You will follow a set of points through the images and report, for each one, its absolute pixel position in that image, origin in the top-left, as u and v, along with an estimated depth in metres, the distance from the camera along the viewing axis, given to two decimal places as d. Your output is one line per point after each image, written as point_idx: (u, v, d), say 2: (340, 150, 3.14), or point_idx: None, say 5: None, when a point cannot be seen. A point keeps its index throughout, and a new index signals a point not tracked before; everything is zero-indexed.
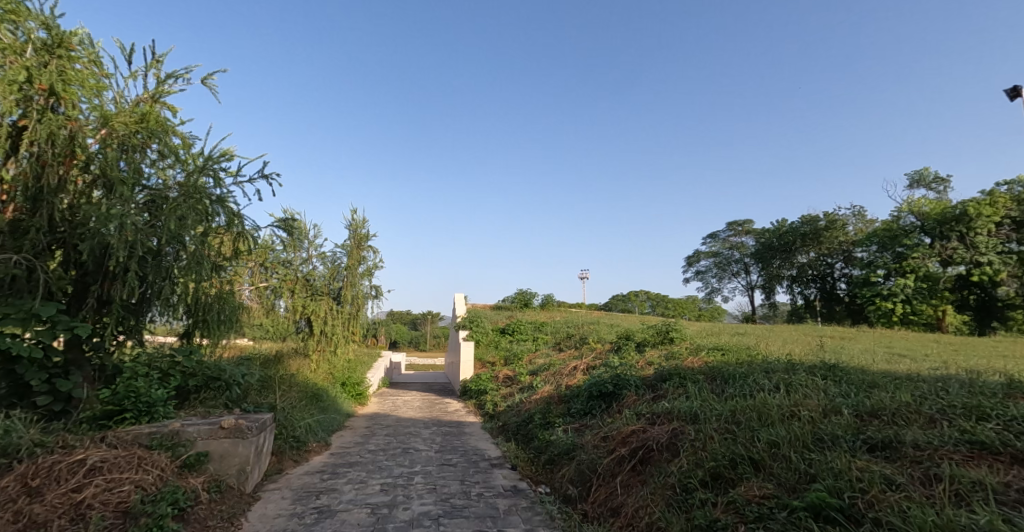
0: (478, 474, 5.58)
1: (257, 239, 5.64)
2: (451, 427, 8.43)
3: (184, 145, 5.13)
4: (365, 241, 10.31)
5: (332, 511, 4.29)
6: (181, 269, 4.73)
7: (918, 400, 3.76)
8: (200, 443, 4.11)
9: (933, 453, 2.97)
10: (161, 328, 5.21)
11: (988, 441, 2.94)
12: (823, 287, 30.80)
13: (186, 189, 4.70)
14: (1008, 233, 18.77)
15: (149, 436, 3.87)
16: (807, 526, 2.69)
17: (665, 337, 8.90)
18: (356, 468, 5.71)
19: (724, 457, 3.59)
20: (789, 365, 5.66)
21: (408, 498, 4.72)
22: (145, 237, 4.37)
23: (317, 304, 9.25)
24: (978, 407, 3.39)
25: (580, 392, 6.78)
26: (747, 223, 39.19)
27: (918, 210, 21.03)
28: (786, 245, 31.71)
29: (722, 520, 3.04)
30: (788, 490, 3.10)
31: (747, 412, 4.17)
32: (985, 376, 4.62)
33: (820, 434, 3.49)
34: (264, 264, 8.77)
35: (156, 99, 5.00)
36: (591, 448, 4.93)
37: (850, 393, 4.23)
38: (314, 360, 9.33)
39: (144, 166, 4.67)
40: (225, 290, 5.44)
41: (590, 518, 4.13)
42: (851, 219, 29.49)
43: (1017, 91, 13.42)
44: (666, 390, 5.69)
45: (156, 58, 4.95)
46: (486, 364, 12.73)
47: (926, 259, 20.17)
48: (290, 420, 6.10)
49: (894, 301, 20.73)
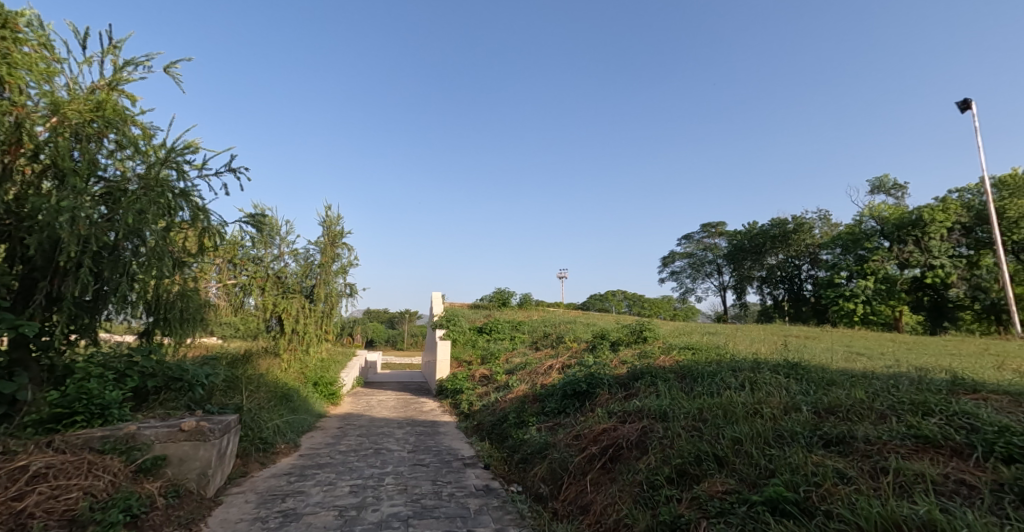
0: (450, 475, 5.55)
1: (224, 235, 5.49)
2: (425, 427, 8.34)
3: (144, 135, 4.97)
4: (340, 238, 10.15)
5: (297, 514, 4.21)
6: (140, 264, 4.54)
7: (870, 396, 3.91)
8: (157, 446, 3.96)
9: (882, 448, 3.09)
10: (118, 326, 5.07)
11: (931, 435, 3.07)
12: (791, 288, 31.76)
13: (147, 182, 4.53)
14: (958, 237, 19.73)
15: (102, 439, 3.73)
16: (764, 520, 2.76)
17: (639, 336, 9.00)
18: (326, 469, 5.62)
19: (689, 453, 3.67)
20: (754, 364, 5.78)
21: (378, 499, 4.67)
22: (100, 232, 4.21)
23: (288, 302, 9.07)
24: (923, 403, 3.54)
25: (554, 391, 6.82)
26: (720, 224, 40.02)
27: (878, 215, 21.88)
28: (757, 246, 32.48)
29: (686, 516, 3.08)
30: (749, 485, 3.18)
31: (713, 410, 4.26)
32: (935, 374, 4.80)
33: (780, 430, 3.60)
34: (233, 261, 8.61)
35: (113, 86, 4.81)
36: (563, 447, 4.96)
37: (810, 391, 4.36)
38: (285, 360, 9.12)
39: (100, 157, 4.52)
40: (189, 287, 5.29)
41: (560, 516, 4.15)
42: (817, 222, 30.23)
43: (964, 104, 14.27)
44: (638, 388, 5.76)
45: (113, 44, 4.75)
46: (462, 363, 12.68)
47: (885, 262, 20.88)
48: (257, 421, 5.96)
49: (856, 302, 21.43)
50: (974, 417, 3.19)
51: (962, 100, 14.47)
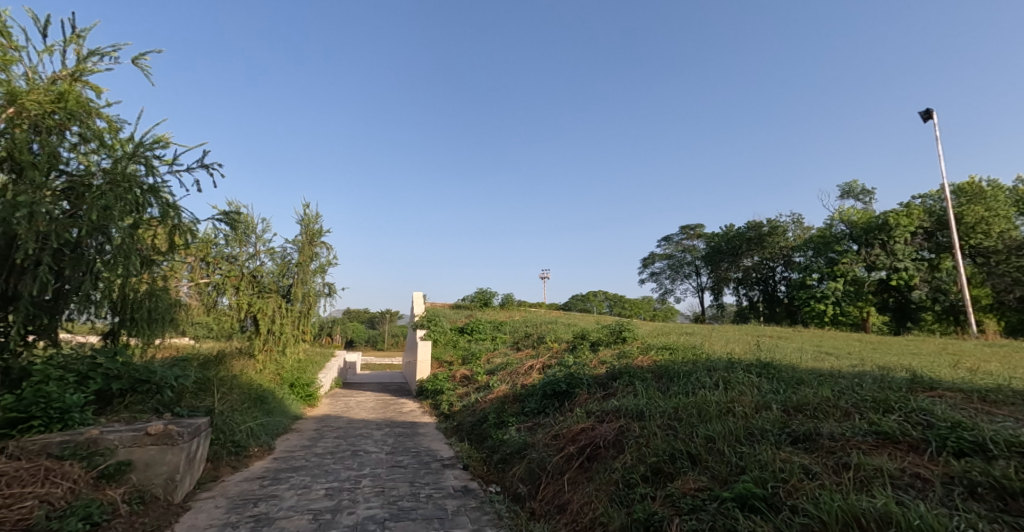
0: (428, 476, 5.51)
1: (197, 233, 5.37)
2: (404, 428, 8.30)
3: (110, 128, 4.83)
4: (318, 237, 10.01)
5: (270, 519, 4.14)
6: (106, 262, 4.41)
7: (836, 395, 4.02)
8: (122, 451, 3.84)
9: (845, 444, 3.19)
10: (81, 327, 4.92)
11: (890, 431, 3.17)
12: (766, 289, 32.52)
13: (113, 177, 4.41)
14: (921, 241, 20.57)
15: (61, 445, 3.61)
16: (733, 516, 2.82)
17: (618, 337, 9.09)
18: (301, 472, 5.54)
19: (664, 452, 3.72)
20: (728, 364, 5.91)
21: (354, 502, 4.61)
22: (61, 228, 4.06)
23: (264, 301, 8.89)
24: (884, 400, 3.66)
25: (534, 391, 6.84)
26: (698, 226, 40.71)
27: (847, 219, 22.52)
28: (733, 248, 33.14)
29: (659, 513, 3.12)
30: (720, 482, 3.23)
31: (688, 408, 4.34)
32: (894, 372, 4.99)
33: (751, 427, 3.67)
34: (205, 260, 8.42)
35: (77, 77, 4.67)
36: (542, 446, 4.98)
37: (779, 390, 4.48)
38: (261, 361, 8.95)
39: (62, 150, 4.37)
40: (158, 286, 5.17)
41: (537, 516, 4.16)
42: (791, 225, 30.92)
43: (924, 115, 14.85)
44: (617, 388, 5.82)
45: (77, 33, 4.61)
46: (443, 364, 12.63)
47: (854, 264, 21.45)
48: (229, 424, 5.81)
49: (826, 303, 22.10)
50: (930, 413, 3.31)
51: (925, 110, 15.01)
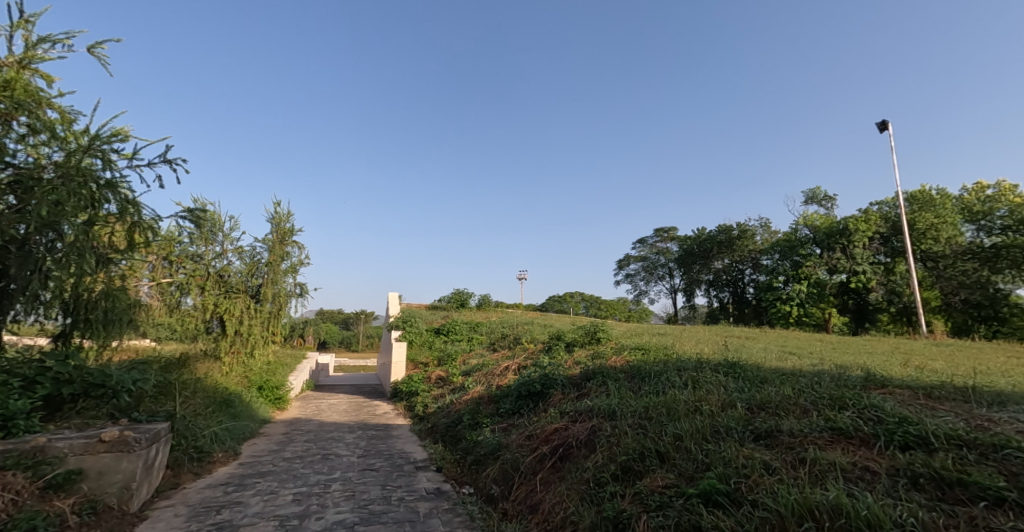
0: (400, 479, 5.43)
1: (157, 231, 5.18)
2: (377, 430, 8.18)
3: (62, 120, 4.63)
4: (289, 235, 9.80)
5: (233, 526, 4.02)
6: (56, 261, 4.23)
7: (798, 392, 4.13)
8: (72, 459, 3.66)
9: (803, 440, 3.28)
10: (28, 328, 4.68)
11: (844, 427, 3.27)
12: (735, 291, 33.31)
13: (66, 171, 4.21)
14: (877, 246, 21.46)
15: (4, 454, 3.42)
16: (698, 511, 2.85)
17: (592, 337, 9.18)
18: (267, 478, 5.39)
19: (634, 450, 3.75)
20: (697, 363, 6.03)
21: (323, 507, 4.52)
22: (7, 224, 3.86)
23: (231, 302, 8.65)
24: (840, 398, 3.77)
25: (509, 392, 6.82)
26: (671, 230, 41.52)
27: (811, 224, 23.24)
28: (705, 251, 33.87)
29: (628, 511, 3.15)
30: (686, 479, 3.29)
31: (657, 408, 4.40)
32: (853, 371, 5.15)
33: (717, 426, 3.74)
34: (169, 258, 7.94)
35: (25, 64, 4.45)
36: (515, 447, 4.98)
37: (745, 389, 4.58)
38: (227, 363, 8.69)
39: (9, 141, 4.16)
40: (114, 286, 4.97)
41: (510, 516, 4.16)
42: (759, 229, 31.78)
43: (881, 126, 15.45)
44: (590, 388, 5.86)
45: (25, 18, 4.39)
46: (418, 364, 12.54)
47: (817, 267, 22.13)
48: (192, 429, 5.63)
49: (791, 304, 22.79)
50: (881, 409, 3.43)
51: (879, 123, 15.65)
